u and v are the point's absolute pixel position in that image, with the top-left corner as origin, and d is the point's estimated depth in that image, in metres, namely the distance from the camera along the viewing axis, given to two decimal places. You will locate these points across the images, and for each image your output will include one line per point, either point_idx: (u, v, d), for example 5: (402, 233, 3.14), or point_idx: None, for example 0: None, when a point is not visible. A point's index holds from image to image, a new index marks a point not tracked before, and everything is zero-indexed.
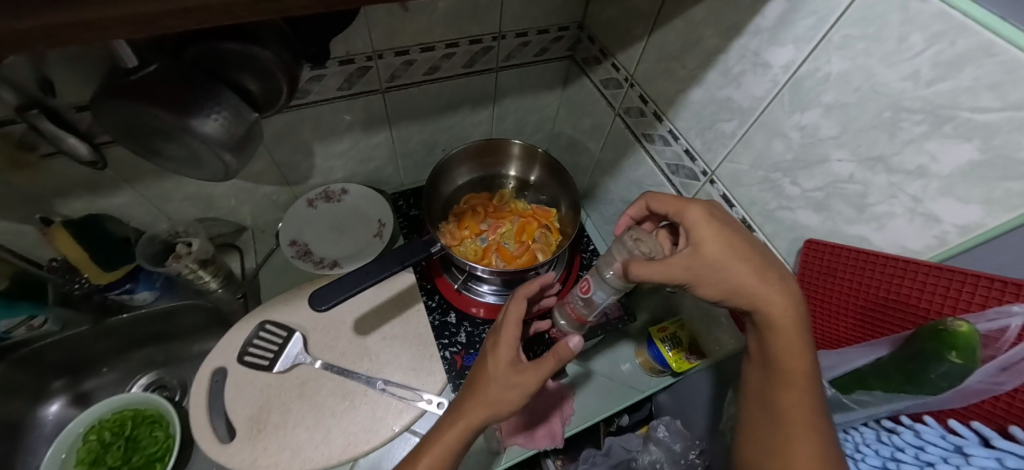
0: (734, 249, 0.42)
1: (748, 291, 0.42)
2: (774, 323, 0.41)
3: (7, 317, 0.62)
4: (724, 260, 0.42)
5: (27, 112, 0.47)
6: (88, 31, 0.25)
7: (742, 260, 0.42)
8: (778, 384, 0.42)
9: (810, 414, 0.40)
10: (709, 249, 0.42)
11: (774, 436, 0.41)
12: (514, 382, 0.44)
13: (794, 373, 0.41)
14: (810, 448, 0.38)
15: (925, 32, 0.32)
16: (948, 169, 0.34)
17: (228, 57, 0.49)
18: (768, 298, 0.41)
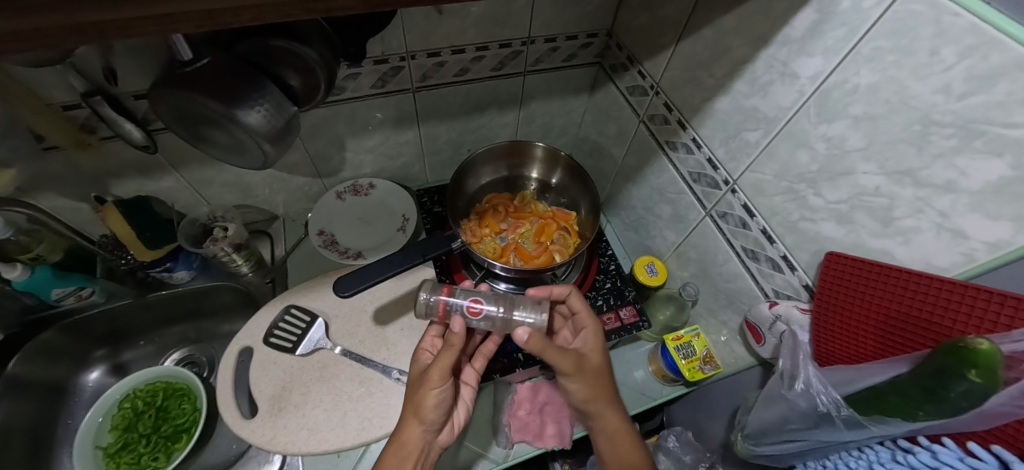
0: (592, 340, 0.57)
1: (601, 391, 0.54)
2: (615, 426, 0.54)
3: (59, 286, 0.67)
4: (592, 349, 0.56)
5: (91, 98, 0.53)
6: (159, 23, 0.28)
7: (601, 355, 0.56)
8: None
9: None
10: (589, 346, 0.56)
11: None
12: (434, 393, 0.50)
13: (631, 460, 0.53)
14: None
15: (957, 46, 0.32)
16: (978, 185, 0.34)
17: (275, 53, 0.53)
18: (606, 397, 0.54)
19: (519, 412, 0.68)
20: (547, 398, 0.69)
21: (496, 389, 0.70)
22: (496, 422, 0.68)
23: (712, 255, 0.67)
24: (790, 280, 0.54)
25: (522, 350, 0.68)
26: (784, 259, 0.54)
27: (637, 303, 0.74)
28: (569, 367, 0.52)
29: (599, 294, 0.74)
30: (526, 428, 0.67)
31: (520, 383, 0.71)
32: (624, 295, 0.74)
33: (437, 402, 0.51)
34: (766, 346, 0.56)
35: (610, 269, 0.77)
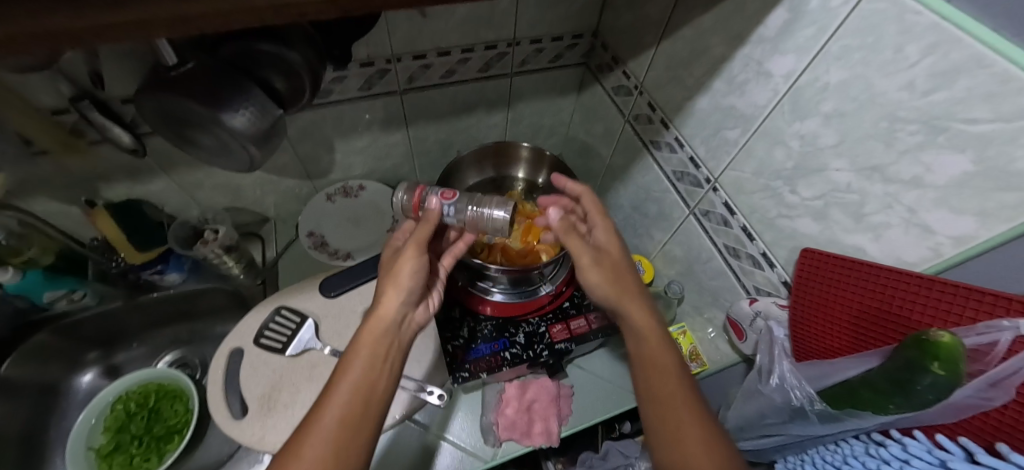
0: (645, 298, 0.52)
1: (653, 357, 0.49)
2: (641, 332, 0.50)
3: (50, 289, 0.68)
4: (614, 265, 0.54)
5: (79, 103, 0.53)
6: (135, 29, 0.28)
7: (620, 267, 0.54)
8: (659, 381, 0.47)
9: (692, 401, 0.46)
10: (606, 240, 0.55)
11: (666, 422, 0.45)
12: (409, 258, 0.49)
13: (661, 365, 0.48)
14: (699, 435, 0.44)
15: (919, 43, 0.33)
16: (943, 180, 0.34)
17: (259, 56, 0.54)
18: (666, 360, 0.48)
19: (506, 410, 0.68)
20: (534, 396, 0.70)
21: (484, 388, 0.71)
22: (484, 421, 0.68)
23: (696, 253, 0.67)
24: (769, 277, 0.54)
25: (509, 349, 0.68)
26: (764, 256, 0.54)
27: None
28: (587, 253, 0.54)
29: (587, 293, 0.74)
30: (514, 425, 0.67)
31: (507, 382, 0.71)
32: None
33: (412, 271, 0.49)
34: (747, 342, 0.56)
35: None
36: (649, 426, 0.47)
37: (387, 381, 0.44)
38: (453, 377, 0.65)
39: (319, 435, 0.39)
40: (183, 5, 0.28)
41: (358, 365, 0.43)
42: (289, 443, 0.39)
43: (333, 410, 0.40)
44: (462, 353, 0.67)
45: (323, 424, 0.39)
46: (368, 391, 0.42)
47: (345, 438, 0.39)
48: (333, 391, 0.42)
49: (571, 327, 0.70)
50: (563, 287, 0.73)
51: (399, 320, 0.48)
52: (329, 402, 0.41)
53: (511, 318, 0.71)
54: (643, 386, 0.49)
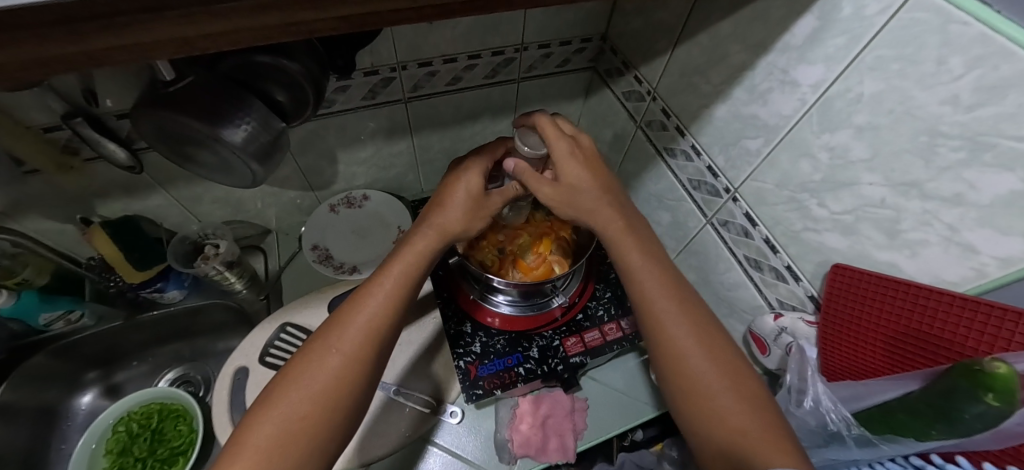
0: (653, 262, 0.52)
1: (666, 340, 0.48)
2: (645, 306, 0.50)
3: (47, 311, 0.66)
4: (578, 196, 0.52)
5: (72, 119, 0.51)
6: (131, 53, 0.26)
7: (591, 183, 0.52)
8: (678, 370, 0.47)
9: (714, 382, 0.45)
10: (568, 176, 0.51)
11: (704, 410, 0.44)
12: (485, 204, 0.52)
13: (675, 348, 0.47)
14: (737, 418, 0.42)
15: (965, 56, 0.31)
16: (988, 198, 0.33)
17: (261, 69, 0.51)
18: (686, 342, 0.47)
19: (521, 426, 0.67)
20: (549, 411, 0.68)
21: (497, 403, 0.69)
22: (498, 438, 0.67)
23: (713, 263, 0.66)
24: (794, 290, 0.53)
25: (523, 364, 0.67)
26: (788, 269, 0.53)
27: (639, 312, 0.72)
28: (549, 199, 0.51)
29: (600, 304, 0.72)
30: (529, 442, 0.65)
31: (521, 397, 0.70)
32: (625, 304, 0.72)
33: (470, 212, 0.52)
34: (771, 357, 0.55)
35: (610, 277, 0.75)
36: (683, 410, 0.46)
37: (408, 300, 0.50)
38: (467, 394, 0.64)
39: (347, 333, 0.45)
40: (185, 28, 0.26)
41: (386, 286, 0.48)
42: (313, 337, 0.46)
43: (359, 321, 0.46)
44: (474, 370, 0.65)
45: (349, 327, 0.45)
46: (391, 310, 0.47)
47: (367, 349, 0.45)
48: (358, 307, 0.47)
49: (585, 340, 0.69)
50: (576, 299, 0.72)
51: (440, 247, 0.52)
52: (355, 312, 0.46)
53: (524, 332, 0.69)
54: (665, 372, 0.48)
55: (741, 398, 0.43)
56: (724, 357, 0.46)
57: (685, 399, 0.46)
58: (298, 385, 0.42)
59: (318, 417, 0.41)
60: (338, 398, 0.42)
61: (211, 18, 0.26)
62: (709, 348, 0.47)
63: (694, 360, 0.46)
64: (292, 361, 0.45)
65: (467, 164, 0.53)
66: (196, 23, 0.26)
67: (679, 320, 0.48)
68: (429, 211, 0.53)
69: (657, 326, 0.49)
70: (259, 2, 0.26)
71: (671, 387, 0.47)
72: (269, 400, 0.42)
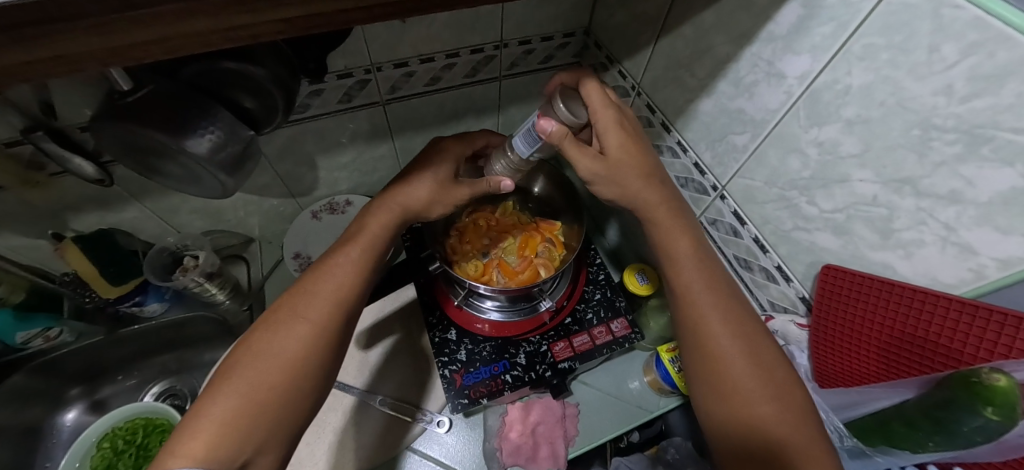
0: (698, 256, 0.49)
1: (704, 335, 0.45)
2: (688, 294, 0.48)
3: (23, 329, 0.64)
4: (624, 174, 0.47)
5: (32, 133, 0.48)
6: (53, 66, 0.24)
7: (632, 161, 0.47)
8: (712, 363, 0.44)
9: (751, 379, 0.42)
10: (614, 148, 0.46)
11: (734, 405, 0.42)
12: (451, 192, 0.50)
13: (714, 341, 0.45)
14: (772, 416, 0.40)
15: (959, 42, 0.29)
16: (986, 195, 0.30)
17: (226, 76, 0.49)
18: (726, 342, 0.44)
19: (511, 434, 0.65)
20: (540, 418, 0.67)
21: (486, 411, 0.68)
22: (487, 447, 0.65)
23: None
24: (785, 292, 0.51)
25: (510, 371, 0.65)
26: (778, 269, 0.51)
27: (629, 314, 0.70)
28: (590, 174, 0.47)
29: (589, 307, 0.70)
30: (518, 450, 0.63)
31: (510, 404, 0.68)
32: (615, 306, 0.71)
33: (438, 194, 0.50)
34: None
35: (599, 279, 0.73)
36: (710, 404, 0.44)
37: (371, 275, 0.48)
38: (452, 404, 0.62)
39: (310, 305, 0.43)
40: (107, 38, 0.24)
41: (351, 256, 0.46)
42: (273, 310, 0.43)
43: (324, 291, 0.44)
44: (460, 378, 0.64)
45: (314, 298, 0.43)
46: (356, 283, 0.46)
47: (332, 321, 0.43)
48: (322, 278, 0.44)
49: (574, 344, 0.67)
50: (564, 302, 0.70)
51: (400, 224, 0.50)
52: (318, 284, 0.44)
53: (511, 338, 0.67)
54: (697, 365, 0.46)
55: (779, 399, 0.41)
56: (765, 359, 0.43)
57: (718, 398, 0.43)
58: (259, 357, 0.39)
59: (282, 392, 0.38)
60: (302, 372, 0.40)
61: (136, 27, 0.23)
62: (752, 349, 0.44)
63: (734, 359, 0.43)
64: (251, 334, 0.42)
65: (438, 149, 0.52)
66: (118, 33, 0.23)
67: (721, 318, 0.46)
68: (389, 188, 0.50)
69: (696, 315, 0.47)
70: (185, 7, 0.23)
71: (702, 385, 0.45)
72: (228, 374, 0.39)
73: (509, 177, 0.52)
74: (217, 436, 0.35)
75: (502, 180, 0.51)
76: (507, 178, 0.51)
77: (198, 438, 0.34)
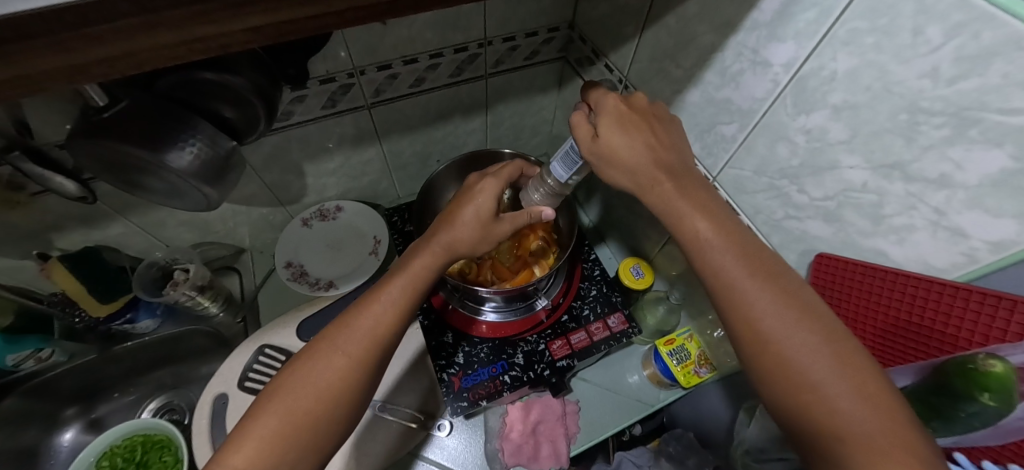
0: (737, 244, 0.35)
1: (781, 362, 0.31)
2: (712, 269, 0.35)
3: (13, 352, 0.63)
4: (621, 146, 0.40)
5: (9, 154, 0.47)
6: (17, 87, 0.23)
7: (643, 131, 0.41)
8: (765, 358, 0.32)
9: (814, 375, 0.30)
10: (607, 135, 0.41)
11: (805, 413, 0.30)
12: (495, 229, 0.48)
13: (757, 329, 0.33)
14: (856, 425, 0.28)
15: (943, 24, 0.28)
16: (976, 178, 0.30)
17: (205, 87, 0.48)
18: (782, 333, 0.32)
19: (511, 434, 0.65)
20: (540, 417, 0.66)
21: (486, 412, 0.68)
22: (488, 448, 0.65)
23: None
24: None
25: (508, 371, 0.64)
26: None
27: (626, 308, 0.70)
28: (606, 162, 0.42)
29: (585, 303, 0.70)
30: (520, 451, 0.64)
31: (510, 404, 0.68)
32: (612, 302, 0.70)
33: (481, 234, 0.47)
34: None
35: (594, 275, 0.73)
36: (779, 410, 0.32)
37: (412, 311, 0.44)
38: (452, 407, 0.62)
39: (350, 338, 0.40)
40: (66, 56, 0.22)
41: (393, 293, 0.43)
42: (319, 335, 0.41)
43: (362, 325, 0.41)
44: (458, 382, 0.64)
45: (354, 331, 0.40)
46: (397, 320, 0.42)
47: (371, 357, 0.40)
48: (361, 314, 0.41)
49: (571, 341, 0.67)
50: (559, 300, 0.69)
51: (444, 265, 0.47)
52: (360, 317, 0.41)
53: (508, 338, 0.67)
54: (747, 358, 0.34)
55: (886, 420, 0.28)
56: (842, 347, 0.31)
57: (816, 446, 0.30)
58: (297, 386, 0.38)
59: (314, 420, 0.38)
60: (333, 406, 0.38)
61: (97, 43, 0.23)
62: (853, 369, 0.30)
63: (833, 389, 0.29)
64: (294, 359, 0.40)
65: (478, 186, 0.49)
66: (80, 51, 0.23)
67: (798, 329, 0.32)
68: (437, 225, 0.48)
69: (729, 295, 0.34)
70: (145, 21, 0.22)
71: (796, 429, 0.32)
72: (270, 396, 0.38)
73: (546, 203, 0.54)
74: (255, 455, 0.35)
75: (543, 210, 0.50)
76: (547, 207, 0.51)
77: (242, 453, 0.35)
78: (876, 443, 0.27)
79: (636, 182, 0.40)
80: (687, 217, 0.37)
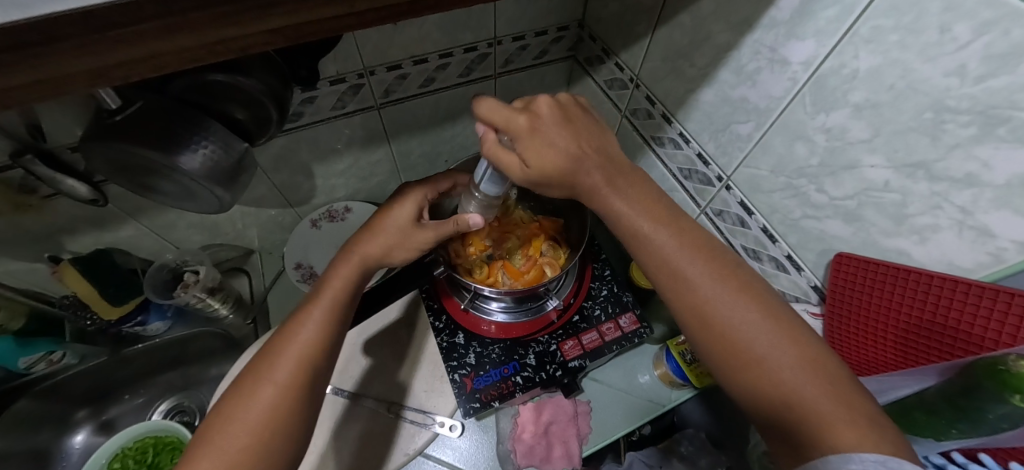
0: (675, 232, 0.38)
1: (729, 339, 0.35)
2: (658, 259, 0.38)
3: (25, 355, 0.64)
4: (553, 169, 0.37)
5: (21, 157, 0.47)
6: (41, 90, 0.23)
7: (565, 136, 0.38)
8: (715, 338, 0.35)
9: (758, 348, 0.34)
10: (534, 159, 0.37)
11: (759, 387, 0.33)
12: (415, 236, 0.47)
13: (704, 312, 0.36)
14: (803, 389, 0.31)
15: (971, 21, 0.28)
16: (1003, 178, 0.29)
17: (216, 88, 0.48)
18: (724, 311, 0.35)
19: (523, 436, 0.65)
20: (552, 418, 0.66)
21: (497, 413, 0.67)
22: (500, 449, 0.65)
23: None
24: (797, 281, 0.51)
25: (520, 372, 0.64)
26: (788, 259, 0.51)
27: (637, 308, 0.70)
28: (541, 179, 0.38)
29: (596, 303, 0.70)
30: (532, 451, 0.64)
31: (521, 405, 0.68)
32: (622, 302, 0.70)
33: (399, 242, 0.47)
34: None
35: (605, 275, 0.72)
36: (732, 388, 0.35)
37: (340, 333, 0.45)
38: (464, 409, 0.62)
39: (277, 366, 0.40)
40: (91, 59, 0.22)
41: (315, 318, 0.43)
42: (244, 374, 0.41)
43: (289, 353, 0.41)
44: (470, 383, 0.63)
45: (280, 360, 0.41)
46: (320, 343, 0.42)
47: (299, 383, 0.40)
48: (286, 341, 0.42)
49: (583, 342, 0.67)
50: (570, 300, 0.69)
51: (365, 277, 0.48)
52: (284, 345, 0.42)
53: (519, 338, 0.66)
54: (699, 344, 0.37)
55: (824, 381, 0.31)
56: (781, 322, 0.35)
57: (773, 421, 0.33)
58: (226, 424, 0.38)
59: (249, 458, 0.37)
60: (266, 438, 0.38)
61: (120, 46, 0.22)
62: (787, 337, 0.34)
63: (775, 358, 0.33)
64: (218, 404, 0.40)
65: (402, 195, 0.49)
66: (101, 54, 0.22)
67: (737, 305, 0.35)
68: (359, 234, 0.48)
69: (675, 283, 0.37)
70: (167, 24, 0.22)
71: (749, 404, 0.34)
72: (202, 442, 0.38)
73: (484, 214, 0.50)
74: None
75: (471, 217, 0.46)
76: (474, 213, 0.47)
77: None
78: (817, 401, 0.30)
79: (562, 184, 0.38)
80: (629, 211, 0.39)
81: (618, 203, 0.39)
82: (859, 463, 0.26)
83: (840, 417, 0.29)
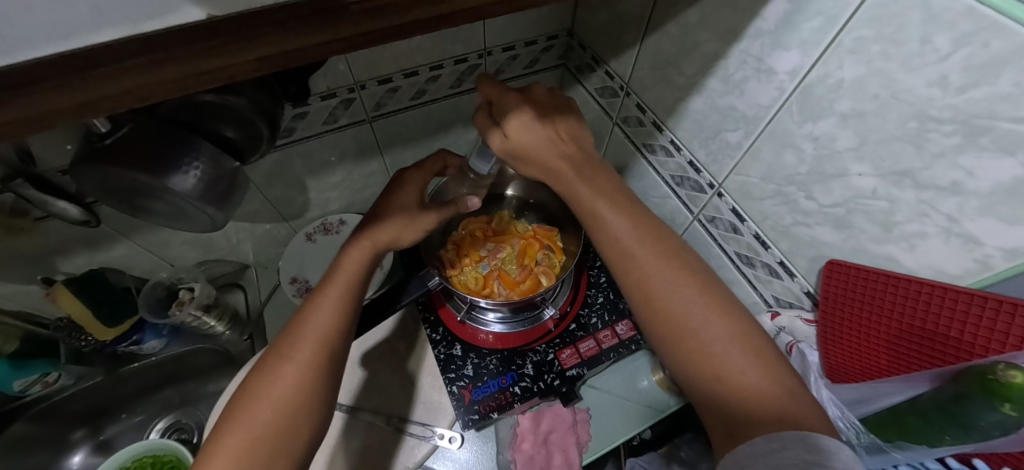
0: (623, 208, 0.40)
1: (671, 315, 0.37)
2: (609, 236, 0.40)
3: (20, 377, 0.63)
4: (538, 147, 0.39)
5: (10, 181, 0.46)
6: (24, 125, 0.22)
7: (550, 123, 0.40)
8: (658, 312, 0.38)
9: (697, 325, 0.36)
10: (521, 138, 0.39)
11: (694, 360, 0.36)
12: (417, 218, 0.47)
13: (649, 287, 0.38)
14: (737, 367, 0.34)
15: (951, 33, 0.28)
16: (987, 186, 0.30)
17: (206, 108, 0.48)
18: (668, 287, 0.38)
19: (523, 445, 0.65)
20: (551, 427, 0.66)
21: (497, 423, 0.67)
22: (500, 459, 0.65)
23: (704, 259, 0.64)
24: (789, 287, 0.52)
25: (519, 382, 0.64)
26: (781, 265, 0.51)
27: (633, 314, 0.70)
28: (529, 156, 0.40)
29: (593, 311, 0.70)
30: (532, 461, 0.64)
31: (520, 414, 0.68)
32: (618, 308, 0.70)
33: (408, 224, 0.47)
34: None
35: (601, 282, 0.72)
36: (668, 359, 0.38)
37: (356, 312, 0.44)
38: (464, 420, 0.62)
39: (297, 345, 0.40)
40: (75, 94, 0.21)
41: (333, 297, 0.42)
42: (266, 355, 0.41)
43: (309, 331, 0.41)
44: (468, 394, 0.63)
45: (301, 339, 0.40)
46: (340, 321, 0.42)
47: (321, 361, 0.40)
48: (304, 321, 0.41)
49: (581, 350, 0.67)
50: (567, 308, 0.70)
51: (379, 259, 0.46)
52: (309, 318, 0.41)
53: (517, 348, 0.67)
54: (641, 316, 0.39)
55: (755, 360, 0.35)
56: (721, 303, 0.38)
57: (705, 391, 0.36)
58: (251, 403, 0.38)
59: (273, 433, 0.37)
60: (290, 414, 0.38)
61: (105, 81, 0.21)
62: (724, 317, 0.37)
63: (711, 336, 0.36)
64: (243, 384, 0.40)
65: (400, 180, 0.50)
66: (85, 89, 0.21)
67: (682, 290, 0.37)
68: (365, 223, 0.47)
69: (625, 259, 0.39)
70: (153, 57, 0.21)
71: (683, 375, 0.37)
72: (227, 421, 0.38)
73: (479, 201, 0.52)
74: None
75: (472, 200, 0.50)
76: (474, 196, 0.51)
77: None
78: (749, 378, 0.34)
79: (543, 170, 0.41)
80: (585, 192, 0.40)
81: (575, 183, 0.40)
82: (786, 440, 0.29)
83: (769, 395, 0.33)
